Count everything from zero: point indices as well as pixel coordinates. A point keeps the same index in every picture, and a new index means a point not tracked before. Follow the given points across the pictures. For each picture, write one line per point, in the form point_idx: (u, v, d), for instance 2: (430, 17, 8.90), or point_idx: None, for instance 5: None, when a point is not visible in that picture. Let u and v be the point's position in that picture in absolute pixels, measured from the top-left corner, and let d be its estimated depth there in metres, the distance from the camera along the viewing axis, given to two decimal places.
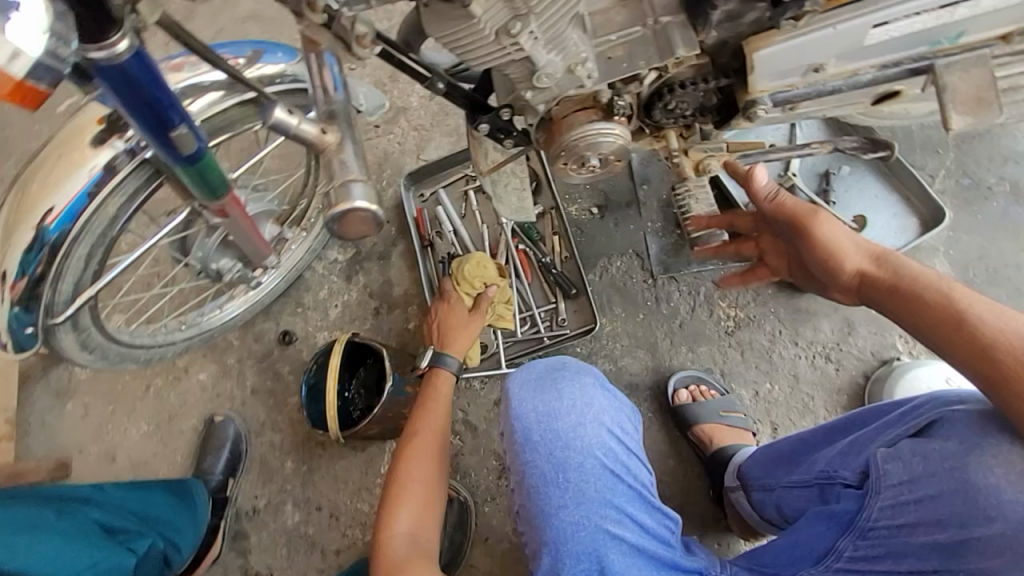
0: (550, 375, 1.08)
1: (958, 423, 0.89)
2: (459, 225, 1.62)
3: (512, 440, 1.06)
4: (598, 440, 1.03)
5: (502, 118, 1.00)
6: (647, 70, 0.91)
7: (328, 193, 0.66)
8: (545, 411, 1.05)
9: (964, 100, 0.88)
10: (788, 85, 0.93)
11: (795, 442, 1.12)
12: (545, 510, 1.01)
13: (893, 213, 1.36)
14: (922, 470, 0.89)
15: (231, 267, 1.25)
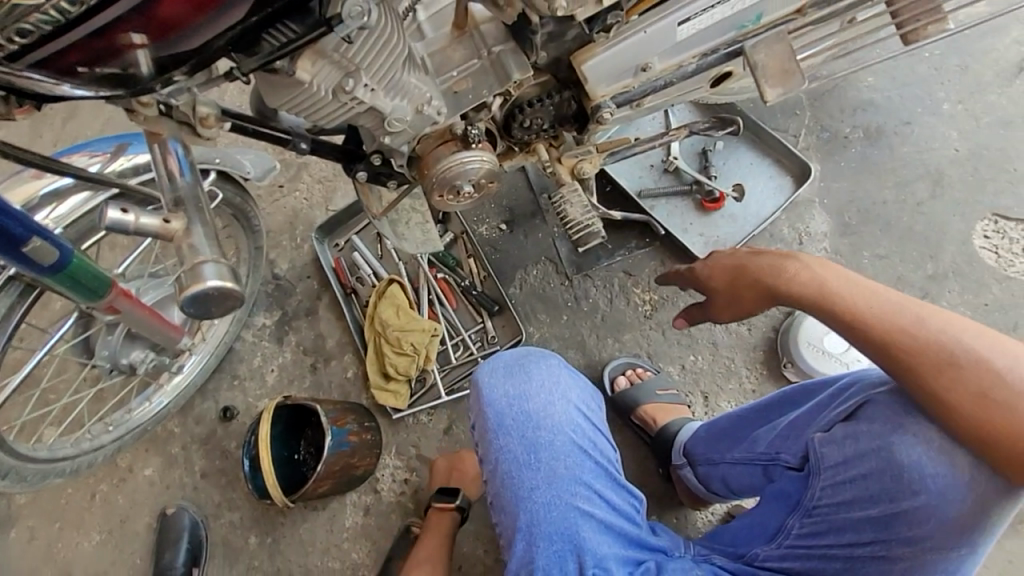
0: (518, 360, 1.06)
1: (882, 404, 0.88)
2: (377, 266, 1.63)
3: (484, 429, 1.04)
4: (569, 418, 1.02)
5: (376, 163, 1.07)
6: (492, 96, 0.97)
7: (180, 277, 0.68)
8: (515, 394, 1.03)
9: (772, 73, 1.00)
10: (625, 85, 1.00)
11: (735, 419, 1.12)
12: (519, 494, 0.99)
13: (769, 176, 1.46)
14: (854, 452, 0.88)
15: (144, 358, 1.23)
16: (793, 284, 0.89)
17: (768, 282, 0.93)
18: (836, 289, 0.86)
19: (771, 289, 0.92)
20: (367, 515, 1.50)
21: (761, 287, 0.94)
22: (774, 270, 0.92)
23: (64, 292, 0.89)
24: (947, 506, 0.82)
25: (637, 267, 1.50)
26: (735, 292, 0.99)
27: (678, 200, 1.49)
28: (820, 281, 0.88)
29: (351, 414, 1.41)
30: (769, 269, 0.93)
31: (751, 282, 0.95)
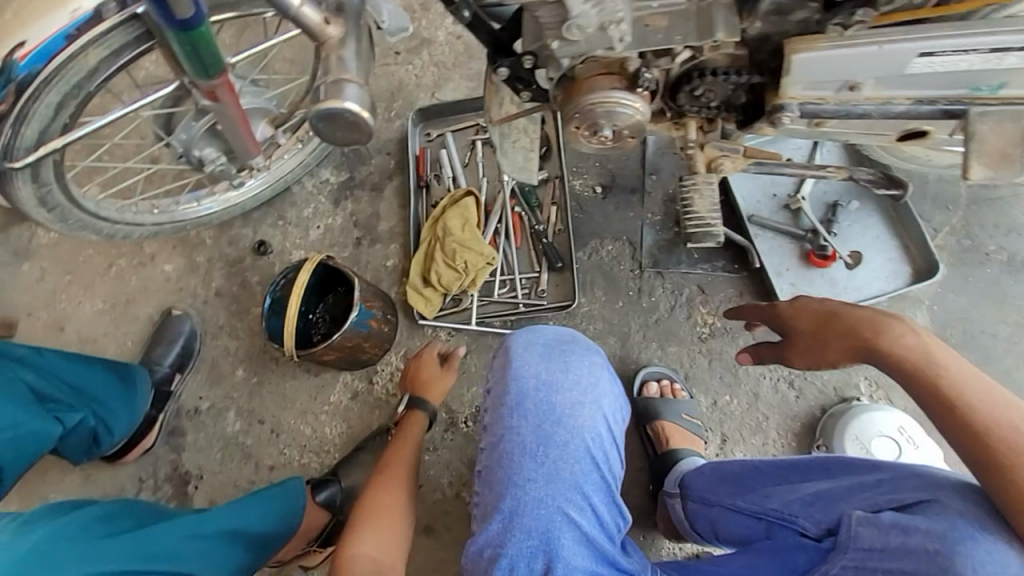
0: (559, 347, 1.01)
1: (948, 510, 0.76)
2: (459, 173, 1.56)
3: (500, 403, 0.98)
4: (591, 425, 0.95)
5: (524, 66, 0.96)
6: (681, 47, 0.85)
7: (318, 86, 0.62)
8: (546, 380, 0.97)
9: (989, 152, 0.89)
10: (821, 97, 0.88)
11: (749, 467, 1.00)
12: (512, 479, 0.93)
13: (889, 257, 1.35)
14: (900, 543, 0.75)
15: (215, 158, 1.18)
16: (892, 342, 0.80)
17: (864, 337, 0.83)
18: (941, 363, 0.77)
19: (864, 347, 0.83)
20: (353, 399, 1.50)
21: (851, 341, 0.85)
22: (874, 326, 0.83)
23: (179, 56, 0.84)
24: None
25: (712, 288, 1.41)
26: (820, 338, 0.90)
27: (786, 241, 1.39)
28: (927, 350, 0.78)
29: (380, 300, 1.39)
30: (867, 322, 0.84)
31: (840, 331, 0.87)
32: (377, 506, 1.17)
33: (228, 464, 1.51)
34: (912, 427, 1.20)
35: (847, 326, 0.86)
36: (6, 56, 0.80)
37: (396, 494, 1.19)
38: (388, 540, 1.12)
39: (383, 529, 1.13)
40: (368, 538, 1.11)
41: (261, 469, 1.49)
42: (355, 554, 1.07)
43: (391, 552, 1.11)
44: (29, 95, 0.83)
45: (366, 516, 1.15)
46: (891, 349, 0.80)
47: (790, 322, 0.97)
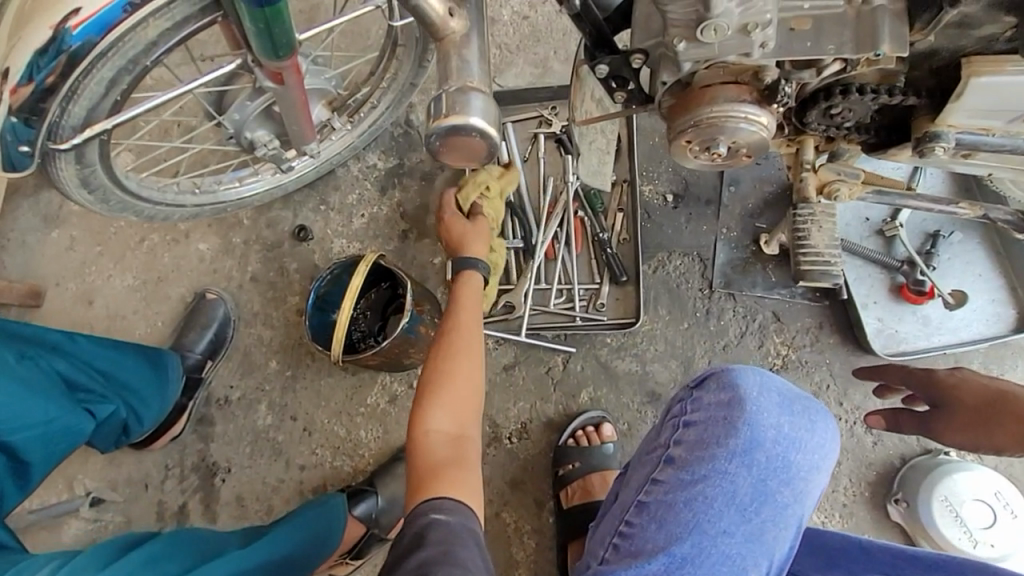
0: (801, 404, 0.89)
1: None
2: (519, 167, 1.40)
3: (718, 443, 0.86)
4: (812, 497, 0.88)
5: (631, 64, 0.83)
6: (831, 59, 0.73)
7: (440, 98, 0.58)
8: (790, 436, 0.86)
9: None
10: (985, 127, 0.76)
11: (853, 545, 0.88)
12: (700, 526, 0.84)
13: (991, 298, 1.23)
14: None
15: (268, 141, 1.09)
16: None
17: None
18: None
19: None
20: (391, 403, 1.42)
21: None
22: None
23: (247, 33, 0.74)
24: None
25: (789, 316, 1.30)
26: (986, 418, 0.95)
27: (875, 271, 1.26)
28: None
29: (428, 303, 1.31)
30: None
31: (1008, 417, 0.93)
32: (446, 372, 1.01)
33: (257, 459, 1.44)
34: (1009, 492, 1.10)
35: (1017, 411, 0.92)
36: (56, 25, 0.71)
37: (465, 359, 1.03)
38: (461, 406, 0.99)
39: (455, 391, 1.00)
40: (441, 407, 0.98)
41: (291, 467, 1.42)
42: (429, 429, 0.97)
43: (464, 417, 0.99)
44: (80, 69, 0.74)
45: (436, 379, 1.01)
46: None
47: (949, 396, 1.00)
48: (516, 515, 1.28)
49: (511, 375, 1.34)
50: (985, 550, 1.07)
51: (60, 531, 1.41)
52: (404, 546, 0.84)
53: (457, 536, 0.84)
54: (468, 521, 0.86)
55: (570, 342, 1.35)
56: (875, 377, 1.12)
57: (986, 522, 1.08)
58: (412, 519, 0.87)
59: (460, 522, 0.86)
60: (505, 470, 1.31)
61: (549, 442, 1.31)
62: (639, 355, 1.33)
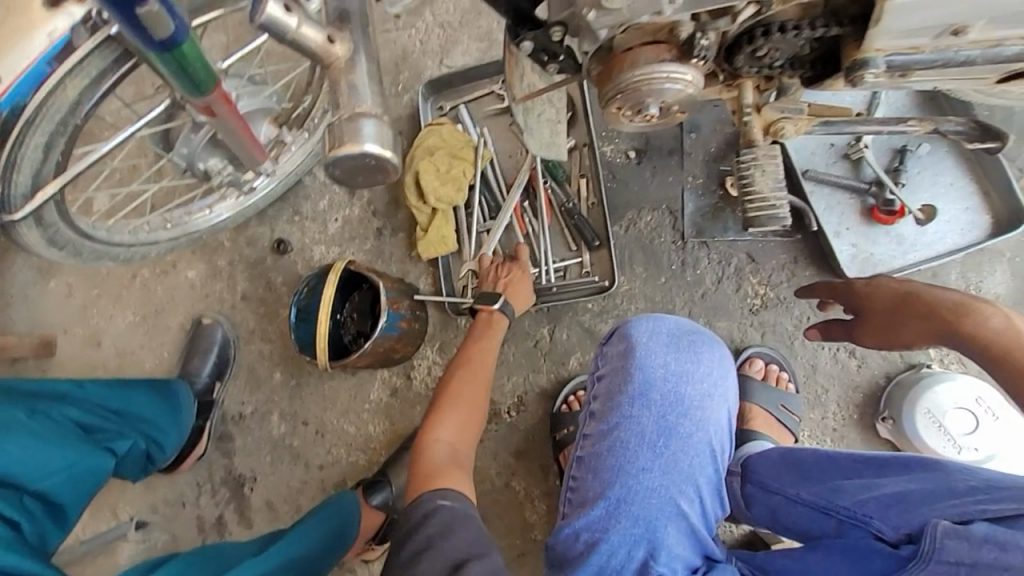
0: (688, 338, 0.87)
1: None
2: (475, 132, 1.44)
3: (618, 389, 0.85)
4: (717, 420, 0.85)
5: (552, 38, 0.82)
6: (745, 3, 0.72)
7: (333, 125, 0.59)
8: (676, 372, 0.85)
9: None
10: (913, 46, 0.75)
11: (821, 457, 0.93)
12: (624, 468, 0.82)
13: (964, 206, 1.21)
14: (991, 562, 0.64)
15: (221, 168, 1.10)
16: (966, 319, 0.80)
17: (944, 319, 0.83)
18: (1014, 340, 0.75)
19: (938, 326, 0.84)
20: (393, 396, 1.48)
21: (931, 324, 0.84)
22: (958, 310, 0.82)
23: (166, 75, 0.75)
24: None
25: (763, 256, 1.31)
26: (895, 321, 0.90)
27: (845, 196, 1.25)
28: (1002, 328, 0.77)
29: (406, 299, 1.34)
30: (951, 307, 0.83)
31: (916, 314, 0.87)
32: (460, 395, 1.13)
33: (279, 466, 1.52)
34: (990, 397, 1.13)
35: (922, 306, 0.86)
36: None
37: (477, 390, 1.15)
38: (466, 431, 1.09)
39: (465, 415, 1.11)
40: (450, 423, 1.08)
41: (311, 469, 1.50)
42: (436, 437, 1.06)
43: (467, 439, 1.09)
44: (12, 139, 0.78)
45: (449, 399, 1.12)
46: (939, 309, 0.84)
47: (865, 303, 0.96)
48: (526, 482, 1.35)
49: (502, 354, 1.38)
50: (970, 455, 1.11)
51: (115, 555, 1.53)
52: (410, 527, 0.90)
53: (459, 521, 0.89)
54: (470, 507, 0.93)
55: (552, 313, 1.38)
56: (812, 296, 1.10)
57: (969, 428, 1.12)
58: (419, 502, 0.92)
59: (464, 507, 0.92)
60: (508, 442, 1.36)
61: (546, 411, 1.36)
62: (621, 316, 1.36)
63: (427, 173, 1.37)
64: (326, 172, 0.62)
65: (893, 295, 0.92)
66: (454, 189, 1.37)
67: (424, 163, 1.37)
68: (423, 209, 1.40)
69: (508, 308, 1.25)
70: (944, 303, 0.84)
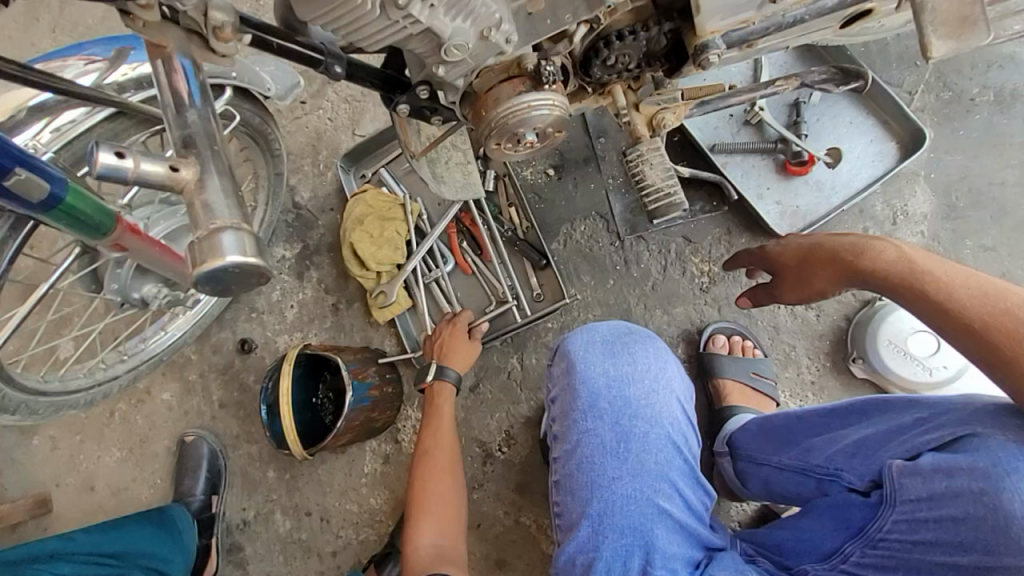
0: (622, 341, 0.90)
1: (992, 443, 0.70)
2: (400, 189, 1.48)
3: (570, 405, 0.87)
4: (669, 412, 0.86)
5: (422, 96, 0.85)
6: (576, 24, 0.77)
7: (190, 246, 0.52)
8: (616, 376, 0.87)
9: (946, 20, 0.70)
10: (743, 21, 0.79)
11: (792, 419, 0.95)
12: (596, 481, 0.83)
13: (869, 139, 1.25)
14: (943, 489, 0.71)
15: (156, 293, 1.12)
16: (877, 263, 0.76)
17: (847, 262, 0.80)
18: (928, 271, 0.72)
19: (852, 271, 0.79)
20: (387, 463, 1.48)
21: (837, 268, 0.81)
22: (856, 250, 0.79)
23: (66, 230, 0.78)
24: None
25: (699, 234, 1.33)
26: (805, 274, 0.87)
27: (756, 159, 1.29)
28: (911, 262, 0.74)
29: (371, 366, 1.35)
30: (849, 249, 0.80)
31: (826, 260, 0.83)
32: (431, 488, 1.16)
33: (293, 563, 1.50)
34: None
35: (829, 249, 0.83)
36: None
37: (445, 477, 1.18)
38: (447, 524, 1.13)
39: (441, 508, 1.14)
40: (429, 523, 1.12)
41: (325, 557, 1.48)
42: (419, 543, 1.09)
43: (450, 531, 1.12)
44: None
45: (423, 497, 1.15)
46: (841, 253, 0.81)
47: (779, 262, 0.93)
48: (535, 514, 1.34)
49: (479, 394, 1.39)
50: (941, 374, 1.14)
51: None
52: None
53: None
54: None
55: (515, 342, 1.40)
56: (741, 266, 1.07)
57: (933, 348, 1.15)
58: None
59: None
60: (507, 479, 1.35)
61: (534, 438, 1.36)
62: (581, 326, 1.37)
63: (362, 241, 1.40)
64: (210, 298, 0.55)
65: (796, 250, 0.89)
66: (393, 247, 1.40)
67: (357, 233, 1.40)
68: (368, 276, 1.42)
69: (451, 374, 1.28)
70: (846, 248, 0.80)
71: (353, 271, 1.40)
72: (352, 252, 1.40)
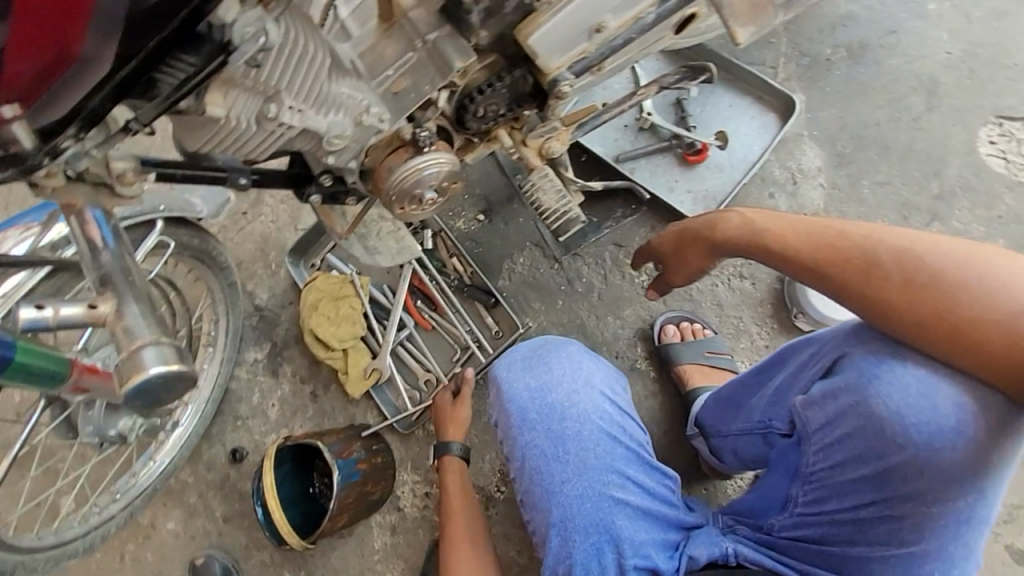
0: (536, 352, 0.98)
1: (858, 359, 0.82)
2: (347, 267, 1.55)
3: (507, 425, 0.95)
4: (593, 406, 0.93)
5: (327, 184, 0.94)
6: (437, 91, 0.86)
7: (117, 367, 0.59)
8: (536, 387, 0.94)
9: (740, 9, 0.81)
10: (580, 53, 0.89)
11: (734, 387, 1.04)
12: (550, 490, 0.90)
13: (750, 116, 1.36)
14: (835, 411, 0.83)
15: (131, 425, 1.16)
16: (729, 230, 0.89)
17: (706, 236, 0.92)
18: (765, 227, 0.87)
19: (713, 243, 0.91)
20: (396, 534, 1.48)
21: (700, 244, 0.93)
22: (710, 224, 0.92)
23: (22, 386, 0.83)
24: (936, 456, 0.75)
25: (627, 238, 1.41)
26: (681, 256, 0.97)
27: (658, 158, 1.39)
28: (751, 223, 0.88)
29: (356, 442, 1.38)
30: (705, 225, 0.92)
31: (692, 239, 0.94)
32: (462, 553, 1.19)
33: None
34: None
35: (690, 229, 0.94)
36: None
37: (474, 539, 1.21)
38: None
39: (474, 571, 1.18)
40: None
41: None
42: None
43: None
44: None
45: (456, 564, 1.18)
46: (699, 230, 0.93)
47: (654, 252, 1.01)
48: None
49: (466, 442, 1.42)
50: None
51: None
52: None
53: None
54: None
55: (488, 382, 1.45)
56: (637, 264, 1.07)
57: None
58: None
59: None
60: (512, 517, 1.37)
61: None
62: None
63: (322, 324, 1.47)
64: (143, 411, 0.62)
65: (666, 237, 0.98)
66: (352, 322, 1.47)
67: (315, 318, 1.47)
68: (334, 355, 1.47)
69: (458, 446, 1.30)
70: (702, 225, 0.93)
71: (318, 355, 1.46)
72: (314, 337, 1.47)
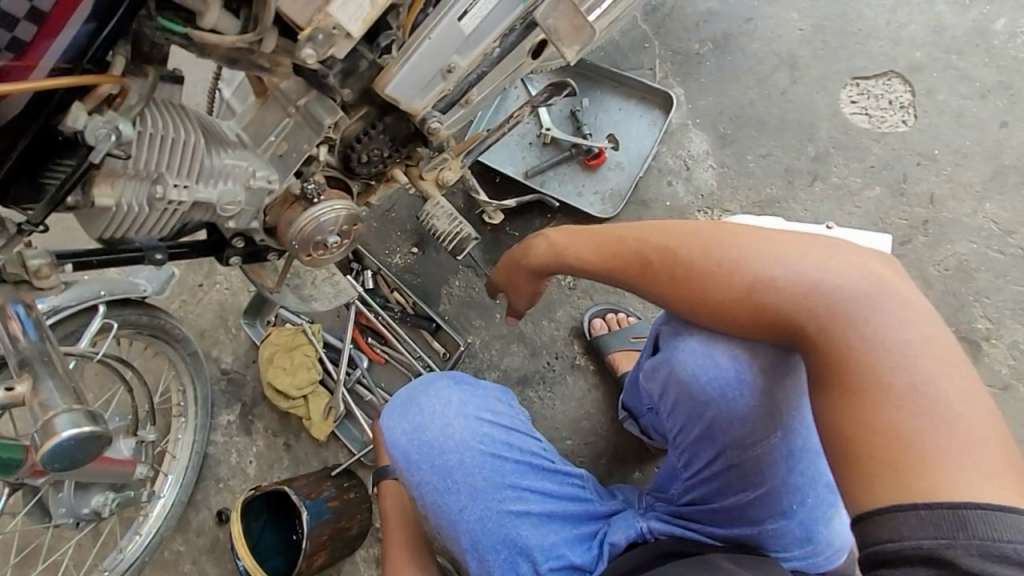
0: (406, 395, 1.06)
1: (666, 338, 0.98)
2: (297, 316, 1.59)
3: (398, 469, 1.05)
4: (462, 435, 1.02)
5: (241, 245, 1.04)
6: (315, 147, 0.96)
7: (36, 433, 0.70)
8: (411, 431, 1.02)
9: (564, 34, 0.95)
10: (440, 92, 0.98)
11: (629, 376, 1.20)
12: (453, 523, 1.01)
13: (638, 116, 1.47)
14: (662, 386, 0.99)
15: (105, 500, 1.22)
16: (541, 256, 0.99)
17: (526, 264, 1.02)
18: (567, 248, 0.97)
19: (534, 269, 1.01)
20: (382, 564, 1.53)
21: (525, 272, 1.03)
22: (524, 252, 1.02)
23: None
24: (731, 402, 0.90)
25: None
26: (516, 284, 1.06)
27: (564, 167, 1.48)
28: (554, 246, 0.98)
29: (326, 481, 1.44)
30: (519, 254, 1.02)
31: (518, 269, 1.03)
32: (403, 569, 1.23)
33: None
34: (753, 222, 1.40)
35: (513, 260, 1.04)
36: None
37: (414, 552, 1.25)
38: None
39: None
40: None
41: None
42: None
43: None
44: None
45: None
46: (519, 260, 1.03)
47: (495, 284, 1.10)
48: None
49: None
50: None
51: None
52: None
53: None
54: None
55: None
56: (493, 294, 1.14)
57: None
58: None
59: None
60: None
61: None
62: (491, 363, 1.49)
63: (280, 375, 1.54)
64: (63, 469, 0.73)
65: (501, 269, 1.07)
66: (307, 368, 1.54)
67: (272, 370, 1.54)
68: (296, 403, 1.54)
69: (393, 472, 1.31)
70: (520, 254, 1.03)
71: (280, 405, 1.53)
72: (273, 389, 1.54)
